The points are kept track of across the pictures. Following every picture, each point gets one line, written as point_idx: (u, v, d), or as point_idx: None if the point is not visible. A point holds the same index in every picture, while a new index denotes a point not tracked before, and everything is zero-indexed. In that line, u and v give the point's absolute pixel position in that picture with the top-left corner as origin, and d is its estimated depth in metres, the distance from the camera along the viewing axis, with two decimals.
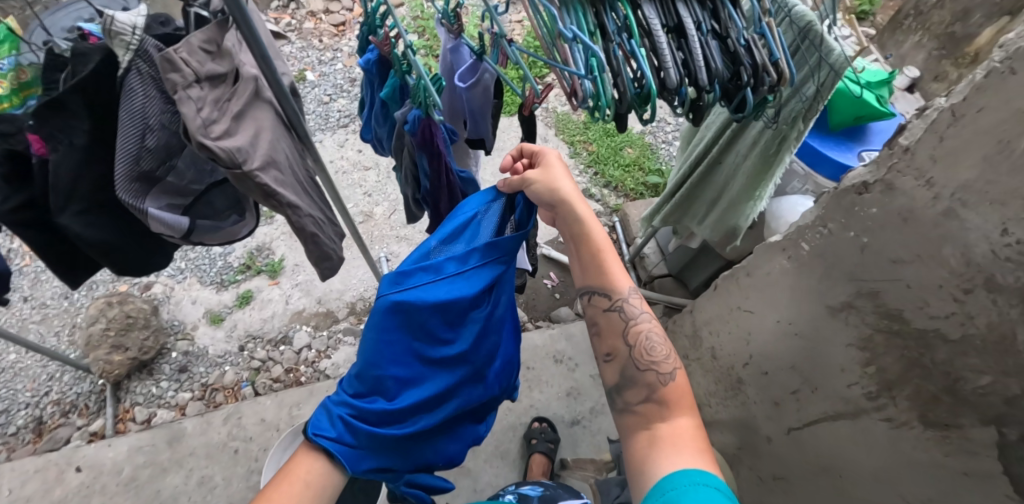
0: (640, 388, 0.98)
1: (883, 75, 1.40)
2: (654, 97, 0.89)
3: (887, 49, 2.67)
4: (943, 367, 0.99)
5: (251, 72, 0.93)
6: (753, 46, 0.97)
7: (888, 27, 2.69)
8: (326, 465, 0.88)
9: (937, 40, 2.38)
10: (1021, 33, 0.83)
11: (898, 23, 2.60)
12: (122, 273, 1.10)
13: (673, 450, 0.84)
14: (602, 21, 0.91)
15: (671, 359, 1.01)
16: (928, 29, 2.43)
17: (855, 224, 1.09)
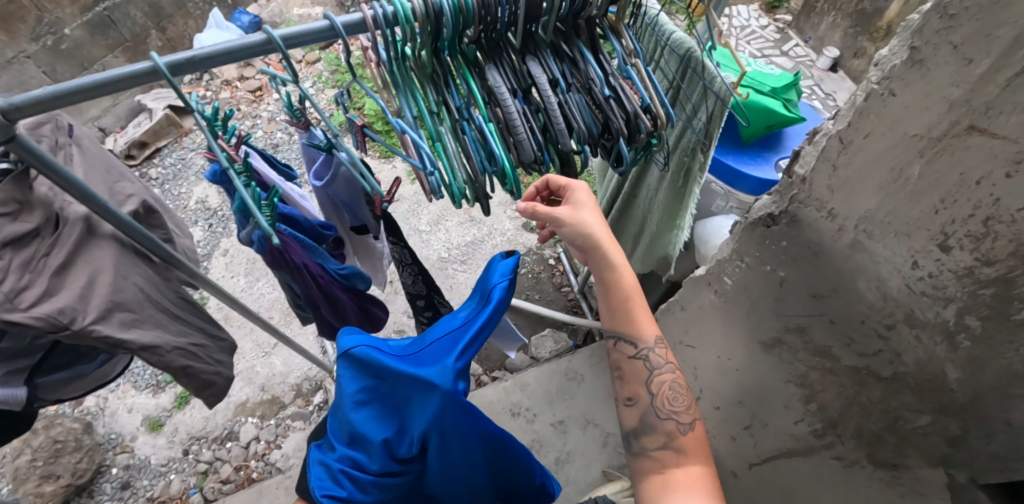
0: (658, 434, 0.96)
1: (788, 78, 1.36)
2: (509, 175, 0.81)
3: (805, 33, 2.93)
4: (881, 405, 0.91)
5: (77, 212, 0.85)
6: (620, 94, 0.88)
7: (802, 10, 2.91)
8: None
9: (850, 18, 2.61)
10: (894, 48, 0.73)
11: (812, 7, 2.83)
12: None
13: (684, 496, 0.84)
14: (444, 99, 0.83)
15: (687, 410, 0.98)
16: (840, 9, 2.66)
17: (769, 258, 1.01)
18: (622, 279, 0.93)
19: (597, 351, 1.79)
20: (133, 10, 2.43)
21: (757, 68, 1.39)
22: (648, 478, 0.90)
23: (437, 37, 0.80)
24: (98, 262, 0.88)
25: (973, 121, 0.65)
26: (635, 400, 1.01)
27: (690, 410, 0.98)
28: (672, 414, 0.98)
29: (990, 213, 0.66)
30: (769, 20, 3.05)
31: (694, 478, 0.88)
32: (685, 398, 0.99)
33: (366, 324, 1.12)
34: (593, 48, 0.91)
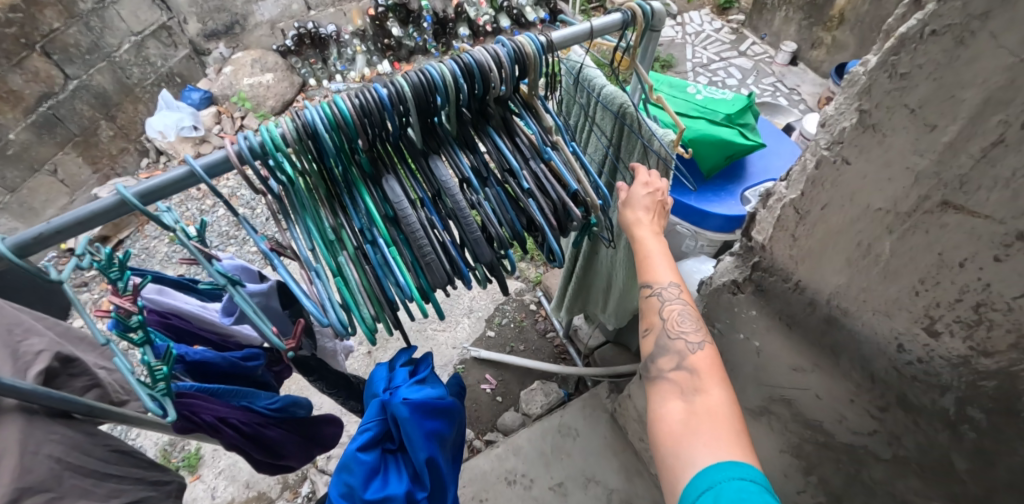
0: (667, 354, 0.72)
1: (742, 100, 1.26)
2: (422, 299, 0.72)
3: (760, 31, 2.85)
4: (886, 488, 0.79)
5: None
6: (541, 182, 0.78)
7: (754, 9, 2.86)
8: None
9: (802, 11, 2.57)
10: (840, 106, 0.63)
11: (762, 5, 2.78)
12: None
13: (705, 433, 0.60)
14: (342, 220, 0.74)
15: (699, 327, 0.73)
16: (790, 4, 2.61)
17: (741, 325, 0.90)
18: (642, 242, 0.77)
19: (588, 401, 1.69)
20: (78, 104, 2.38)
21: (709, 95, 1.29)
22: (669, 408, 0.66)
23: (322, 156, 0.72)
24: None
25: (946, 197, 0.54)
26: (649, 330, 0.77)
27: (701, 328, 0.73)
28: (680, 333, 0.73)
29: (979, 298, 0.56)
30: (722, 22, 2.97)
31: (718, 406, 0.63)
32: (699, 319, 0.73)
33: (314, 446, 1.02)
34: (507, 131, 0.82)
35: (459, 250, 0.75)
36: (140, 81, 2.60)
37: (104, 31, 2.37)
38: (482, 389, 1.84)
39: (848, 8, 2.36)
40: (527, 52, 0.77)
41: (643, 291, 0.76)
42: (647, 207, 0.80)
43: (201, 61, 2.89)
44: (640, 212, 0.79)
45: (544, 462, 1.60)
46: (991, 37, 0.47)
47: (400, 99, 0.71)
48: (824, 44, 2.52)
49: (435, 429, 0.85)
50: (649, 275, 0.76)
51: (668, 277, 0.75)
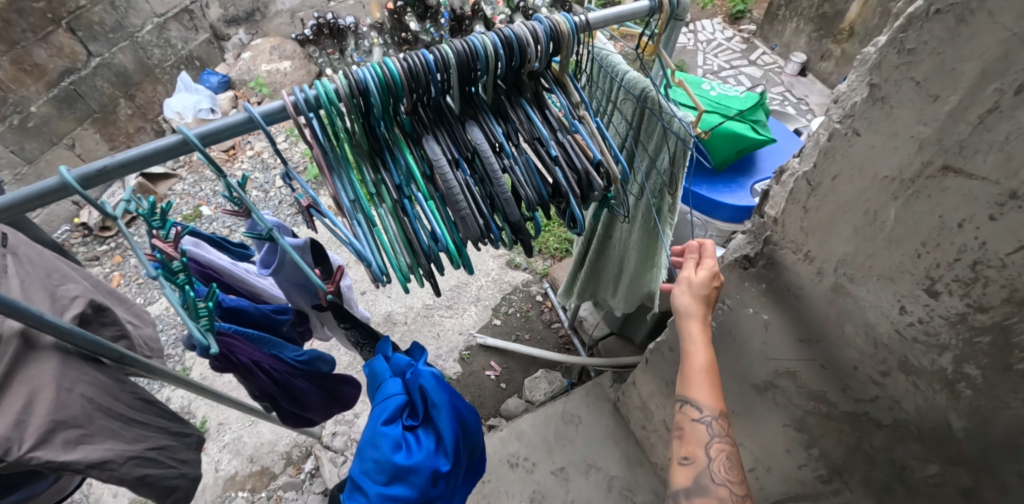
0: (706, 496, 0.68)
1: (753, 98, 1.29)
2: (456, 252, 0.76)
3: (770, 41, 2.93)
4: (885, 454, 0.83)
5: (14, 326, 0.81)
6: (567, 152, 0.83)
7: (765, 19, 2.94)
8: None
9: (813, 23, 2.64)
10: (853, 83, 0.68)
11: (774, 15, 2.85)
12: None
13: None
14: (384, 176, 0.79)
15: (742, 478, 0.69)
16: (802, 15, 2.68)
17: (750, 300, 0.94)
18: (694, 354, 0.75)
19: (591, 389, 1.72)
20: (99, 81, 2.43)
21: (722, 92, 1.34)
22: None
23: (368, 113, 0.76)
24: (37, 379, 0.82)
25: (947, 162, 0.60)
26: (688, 459, 0.72)
27: (744, 479, 0.69)
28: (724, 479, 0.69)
29: (976, 257, 0.60)
30: (734, 31, 3.07)
31: None
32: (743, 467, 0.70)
33: (335, 404, 1.08)
34: (538, 104, 0.87)
35: (491, 210, 0.80)
36: (161, 63, 2.66)
37: (128, 11, 2.43)
38: (486, 376, 1.87)
39: (858, 22, 2.39)
40: (562, 30, 0.82)
41: (690, 413, 0.73)
42: (700, 310, 0.77)
43: (221, 46, 2.96)
44: (692, 314, 0.77)
45: (546, 447, 1.64)
46: (988, 15, 0.52)
47: (444, 65, 0.76)
48: (833, 55, 2.58)
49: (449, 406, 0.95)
50: (699, 396, 0.73)
51: (716, 404, 0.72)
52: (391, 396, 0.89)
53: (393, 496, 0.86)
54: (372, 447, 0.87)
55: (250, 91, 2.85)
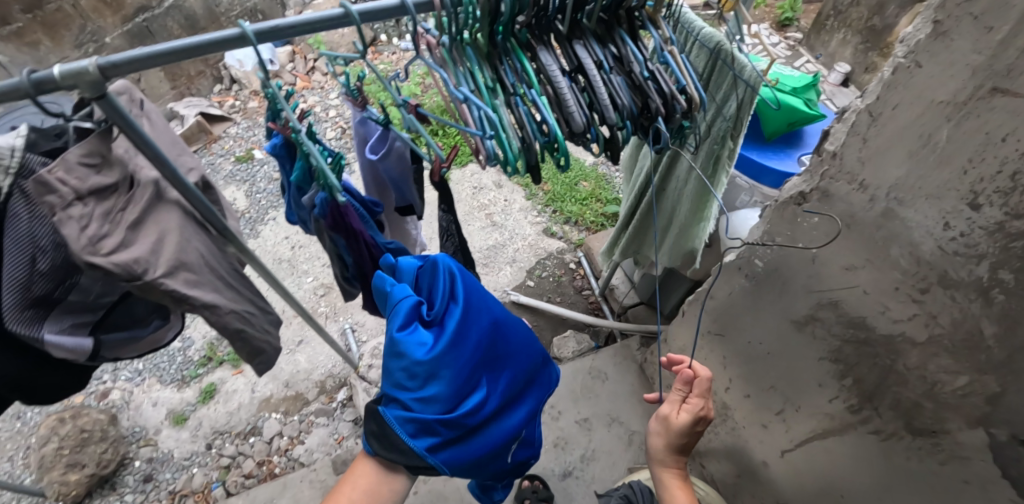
0: None
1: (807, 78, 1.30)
2: (562, 144, 0.88)
3: (816, 50, 3.08)
4: (918, 372, 0.92)
5: (150, 176, 0.87)
6: (657, 76, 0.94)
7: (813, 28, 3.09)
8: (373, 481, 0.84)
9: (861, 35, 2.72)
10: (918, 25, 0.78)
11: (823, 24, 3.00)
12: None
13: None
14: (501, 75, 0.90)
15: None
16: (851, 26, 2.78)
17: (801, 235, 1.03)
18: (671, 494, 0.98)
19: (620, 350, 1.80)
20: (171, 23, 2.66)
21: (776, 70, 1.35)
22: None
23: (494, 20, 0.86)
24: (164, 224, 0.90)
25: (996, 84, 0.70)
26: None
27: None
28: None
29: (1017, 167, 0.70)
30: (780, 38, 3.27)
31: None
32: None
33: None
34: (633, 34, 0.96)
35: (591, 114, 0.91)
36: (226, 11, 2.88)
37: None
38: None
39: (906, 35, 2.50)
40: None
41: None
42: (674, 454, 1.00)
43: (284, 4, 3.15)
44: (668, 460, 1.00)
45: (573, 397, 1.72)
46: None
47: None
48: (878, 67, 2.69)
49: (460, 289, 0.95)
50: None
51: None
52: (401, 302, 0.90)
53: (429, 391, 0.87)
54: (397, 355, 0.88)
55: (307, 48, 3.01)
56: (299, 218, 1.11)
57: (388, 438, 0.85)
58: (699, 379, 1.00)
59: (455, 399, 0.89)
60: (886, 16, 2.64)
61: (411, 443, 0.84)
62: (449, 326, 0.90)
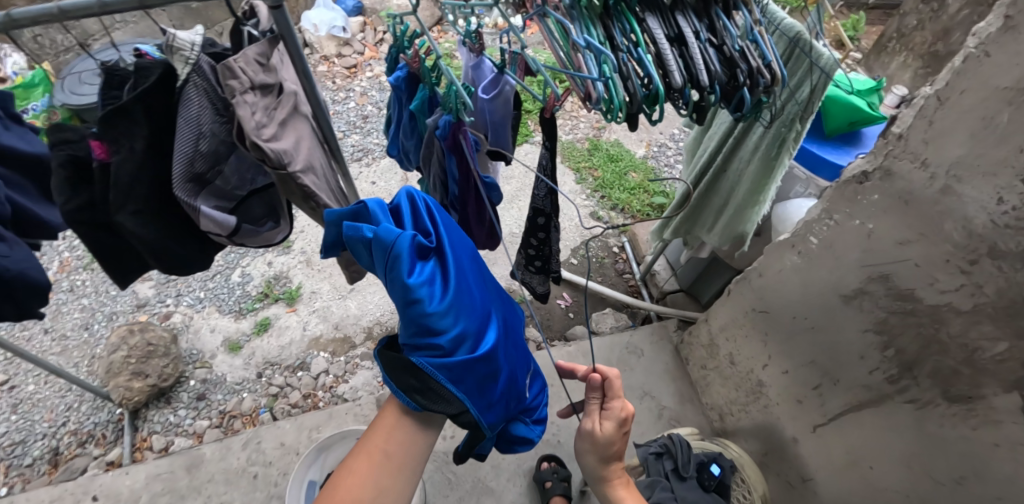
0: None
1: (872, 83, 1.40)
2: (662, 97, 0.98)
3: None
4: (960, 340, 1.00)
5: (292, 87, 1.00)
6: (746, 52, 1.03)
7: (874, 49, 2.63)
8: (407, 434, 0.78)
9: (922, 59, 2.33)
10: (991, 20, 0.87)
11: (882, 46, 2.55)
12: (118, 281, 1.12)
13: None
14: (610, 33, 1.01)
15: None
16: (912, 50, 2.37)
17: (859, 212, 1.14)
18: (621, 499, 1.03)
19: (657, 330, 1.89)
20: None
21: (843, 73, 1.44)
22: None
23: None
24: (299, 130, 1.02)
25: None
26: None
27: None
28: None
29: None
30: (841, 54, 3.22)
31: None
32: None
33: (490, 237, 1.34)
34: (728, 12, 1.05)
35: (686, 77, 1.00)
36: None
37: None
38: (557, 304, 2.09)
39: None
40: None
41: None
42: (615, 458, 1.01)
43: None
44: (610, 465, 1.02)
45: (609, 367, 1.81)
46: None
47: None
48: None
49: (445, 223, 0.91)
50: None
51: None
52: (398, 242, 0.80)
53: (456, 331, 0.79)
54: (414, 301, 0.78)
55: (378, 19, 3.18)
56: (401, 150, 1.27)
57: (427, 392, 0.75)
58: (616, 386, 0.97)
59: (478, 335, 0.83)
60: (951, 44, 2.21)
61: (454, 388, 0.76)
62: (450, 259, 0.85)
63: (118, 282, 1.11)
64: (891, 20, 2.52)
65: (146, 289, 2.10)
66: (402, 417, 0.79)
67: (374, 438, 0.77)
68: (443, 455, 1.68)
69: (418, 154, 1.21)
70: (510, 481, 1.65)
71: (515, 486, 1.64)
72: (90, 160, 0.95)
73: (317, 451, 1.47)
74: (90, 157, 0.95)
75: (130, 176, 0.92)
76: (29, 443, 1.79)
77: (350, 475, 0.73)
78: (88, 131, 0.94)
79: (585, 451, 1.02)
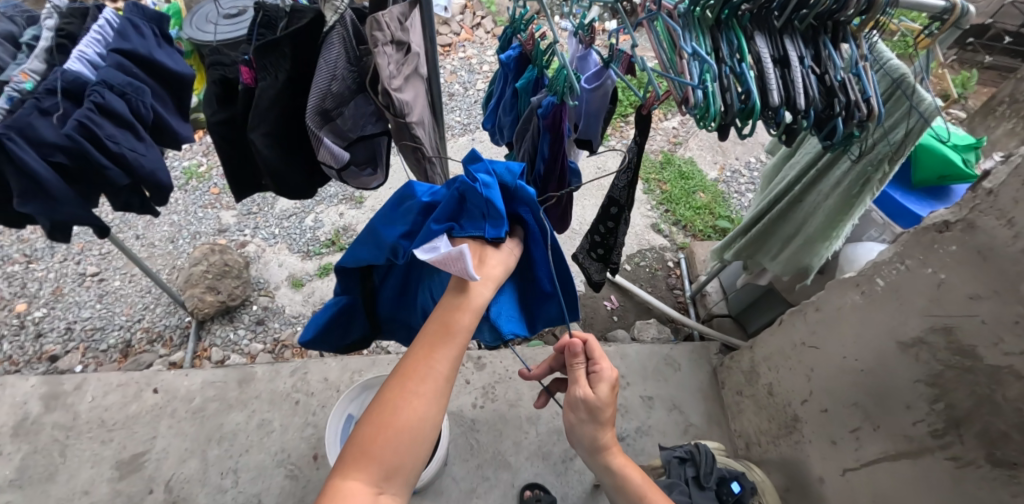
0: None
1: (970, 140, 1.40)
2: (757, 113, 0.97)
3: None
4: (1016, 404, 0.99)
5: (418, 50, 1.06)
6: (847, 84, 1.05)
7: (981, 110, 2.55)
8: (450, 362, 0.78)
9: None
10: None
11: (992, 109, 2.45)
12: (237, 195, 1.26)
13: None
14: (718, 45, 1.00)
15: None
16: None
17: (932, 261, 1.13)
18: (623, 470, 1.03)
19: (698, 349, 1.92)
20: None
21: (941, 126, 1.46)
22: None
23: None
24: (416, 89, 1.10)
25: None
26: None
27: None
28: None
29: None
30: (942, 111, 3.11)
31: None
32: None
33: (563, 218, 1.43)
34: (835, 44, 1.06)
35: (783, 98, 1.01)
36: None
37: None
38: (603, 305, 2.23)
39: None
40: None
41: None
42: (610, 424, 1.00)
43: None
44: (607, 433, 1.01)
45: (643, 373, 1.85)
46: None
47: None
48: None
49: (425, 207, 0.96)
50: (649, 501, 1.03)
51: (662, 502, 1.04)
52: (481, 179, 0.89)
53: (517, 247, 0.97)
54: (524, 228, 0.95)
55: (478, 6, 3.35)
56: (496, 124, 1.41)
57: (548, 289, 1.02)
58: (596, 347, 0.98)
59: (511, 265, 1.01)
60: None
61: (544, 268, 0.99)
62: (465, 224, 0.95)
63: (236, 195, 1.25)
64: (1006, 83, 2.43)
65: (229, 218, 2.31)
66: (443, 348, 0.79)
67: (418, 370, 0.76)
68: (469, 423, 1.76)
69: (513, 129, 1.34)
70: (528, 460, 1.70)
71: (533, 467, 1.69)
72: (237, 83, 1.08)
73: (360, 388, 1.58)
74: (237, 80, 1.08)
75: (269, 101, 1.04)
76: (107, 331, 2.01)
77: (399, 404, 0.73)
78: (240, 57, 1.07)
79: (579, 422, 0.99)
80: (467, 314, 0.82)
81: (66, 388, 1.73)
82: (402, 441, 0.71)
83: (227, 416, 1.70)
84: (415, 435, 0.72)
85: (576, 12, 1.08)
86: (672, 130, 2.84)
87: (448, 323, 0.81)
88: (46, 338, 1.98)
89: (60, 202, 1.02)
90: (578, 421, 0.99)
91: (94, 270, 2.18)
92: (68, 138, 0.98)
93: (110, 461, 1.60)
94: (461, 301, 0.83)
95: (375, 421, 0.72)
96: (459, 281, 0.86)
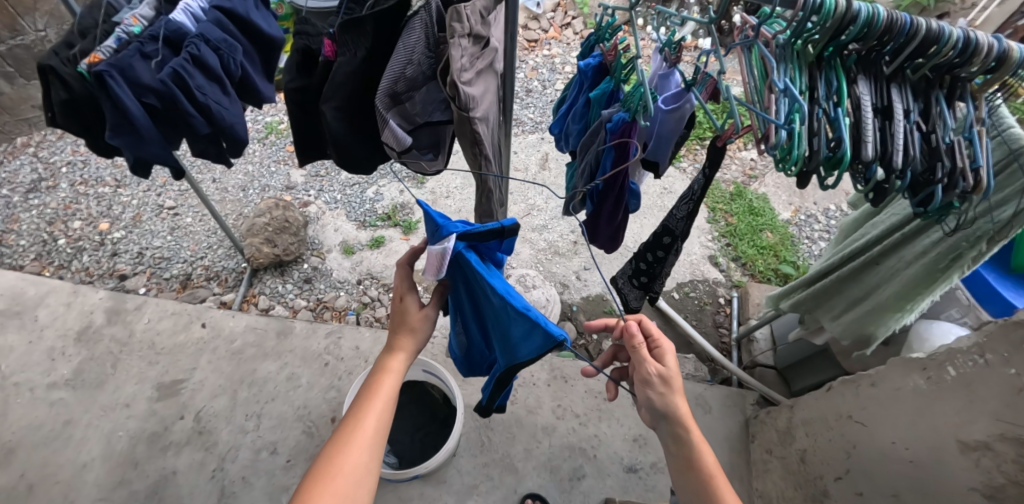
0: None
1: None
2: (845, 164, 0.88)
3: None
4: None
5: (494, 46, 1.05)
6: (956, 149, 0.93)
7: None
8: (383, 413, 0.86)
9: None
10: None
11: None
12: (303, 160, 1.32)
13: None
14: (815, 84, 0.92)
15: None
16: None
17: (1018, 362, 0.98)
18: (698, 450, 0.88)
19: (733, 396, 1.82)
20: None
21: None
22: None
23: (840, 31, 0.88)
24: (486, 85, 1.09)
25: None
26: None
27: None
28: None
29: None
30: None
31: None
32: None
33: (617, 233, 1.37)
34: (948, 102, 0.95)
35: (878, 152, 0.91)
36: None
37: None
38: None
39: None
40: (1011, 56, 0.87)
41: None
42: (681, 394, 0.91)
43: None
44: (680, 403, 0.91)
45: None
46: None
47: (914, 33, 0.86)
48: None
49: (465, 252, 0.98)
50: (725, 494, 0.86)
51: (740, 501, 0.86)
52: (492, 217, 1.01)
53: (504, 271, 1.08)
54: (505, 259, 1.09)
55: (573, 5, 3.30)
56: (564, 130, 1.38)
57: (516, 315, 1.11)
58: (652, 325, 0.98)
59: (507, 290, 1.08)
60: None
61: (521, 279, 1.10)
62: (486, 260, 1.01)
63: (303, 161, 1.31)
64: None
65: (297, 177, 2.42)
66: (376, 403, 0.86)
67: (350, 426, 0.83)
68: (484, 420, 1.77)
69: (579, 138, 1.31)
70: (535, 470, 1.68)
71: (538, 478, 1.66)
72: (317, 53, 1.11)
73: None
74: (318, 51, 1.11)
75: (343, 76, 1.06)
76: (172, 262, 2.17)
77: (337, 457, 0.79)
78: (324, 29, 1.10)
79: (648, 393, 0.92)
80: (391, 376, 0.91)
81: (128, 307, 1.88)
82: (342, 489, 0.76)
83: (261, 363, 1.79)
84: (352, 484, 0.78)
85: (666, 27, 1.02)
86: (749, 161, 2.69)
87: (373, 387, 0.89)
88: (120, 258, 2.16)
89: (145, 141, 1.10)
90: (645, 394, 0.92)
91: (171, 204, 2.35)
92: (161, 83, 1.05)
93: (153, 382, 1.73)
94: (386, 364, 0.92)
95: (316, 475, 0.77)
96: (384, 350, 0.95)
